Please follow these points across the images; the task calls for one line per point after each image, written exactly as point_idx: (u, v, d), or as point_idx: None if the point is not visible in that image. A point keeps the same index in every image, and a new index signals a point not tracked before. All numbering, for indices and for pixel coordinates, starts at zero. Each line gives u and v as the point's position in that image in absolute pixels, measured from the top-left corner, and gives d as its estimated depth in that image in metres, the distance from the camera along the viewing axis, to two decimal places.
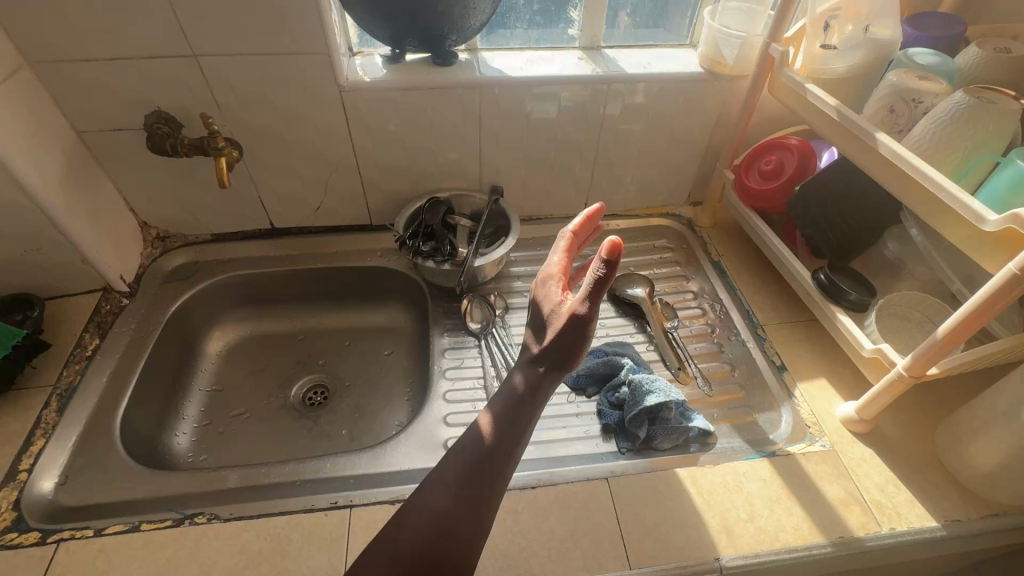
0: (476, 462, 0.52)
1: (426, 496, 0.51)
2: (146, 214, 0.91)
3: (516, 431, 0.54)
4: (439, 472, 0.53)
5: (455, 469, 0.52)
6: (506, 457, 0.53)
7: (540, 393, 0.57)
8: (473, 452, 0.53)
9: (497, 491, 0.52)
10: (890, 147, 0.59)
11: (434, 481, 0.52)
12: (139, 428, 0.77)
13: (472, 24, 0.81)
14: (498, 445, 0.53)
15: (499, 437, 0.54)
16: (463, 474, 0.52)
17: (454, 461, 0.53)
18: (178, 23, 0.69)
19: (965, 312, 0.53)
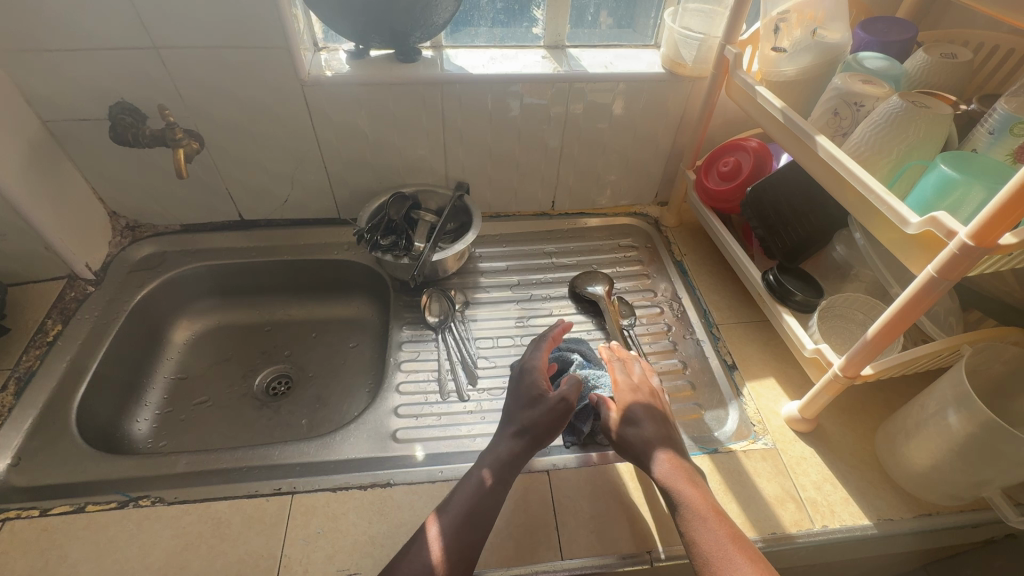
0: (464, 523, 0.56)
1: (417, 551, 0.53)
2: (115, 203, 0.93)
3: (499, 499, 0.58)
4: (429, 529, 0.56)
5: (445, 528, 0.55)
6: (490, 522, 0.57)
7: (523, 466, 0.61)
8: (461, 515, 0.56)
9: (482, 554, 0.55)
10: (827, 149, 0.60)
11: (425, 538, 0.55)
12: (98, 412, 0.78)
13: (436, 22, 0.82)
14: (485, 510, 0.57)
15: (485, 502, 0.58)
16: (454, 533, 0.55)
17: (444, 521, 0.56)
18: (137, 15, 0.70)
19: (889, 316, 0.54)
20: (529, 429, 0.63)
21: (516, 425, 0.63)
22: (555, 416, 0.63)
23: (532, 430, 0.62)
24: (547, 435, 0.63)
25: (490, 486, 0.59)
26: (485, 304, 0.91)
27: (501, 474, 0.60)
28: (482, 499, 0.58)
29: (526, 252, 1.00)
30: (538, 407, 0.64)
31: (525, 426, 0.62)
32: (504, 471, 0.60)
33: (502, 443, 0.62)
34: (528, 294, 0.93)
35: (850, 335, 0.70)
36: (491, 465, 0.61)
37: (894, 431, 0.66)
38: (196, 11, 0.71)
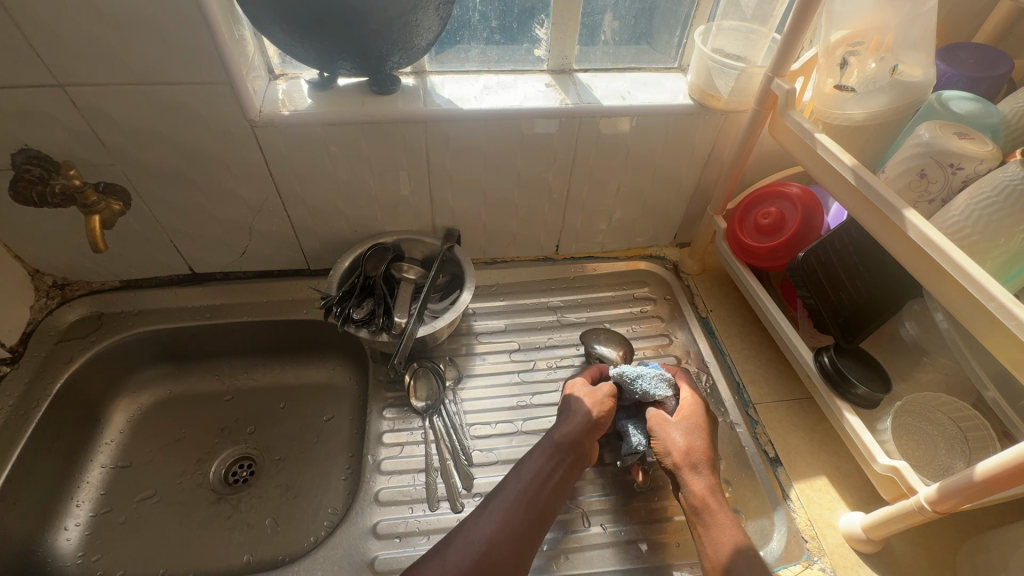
0: (520, 503, 0.58)
1: (473, 524, 0.57)
2: (35, 260, 0.78)
3: (555, 482, 0.61)
4: (487, 504, 0.59)
5: (500, 506, 0.58)
6: (547, 504, 0.59)
7: (582, 447, 0.64)
8: (516, 494, 0.59)
9: (539, 534, 0.57)
10: (922, 229, 0.46)
11: (481, 513, 0.58)
12: (11, 531, 0.65)
13: (418, 45, 0.67)
14: (542, 492, 0.60)
15: (542, 485, 0.60)
16: (507, 512, 0.58)
17: (500, 500, 0.59)
18: (30, 46, 0.55)
19: (1012, 459, 0.41)
20: (585, 414, 0.65)
21: (573, 408, 0.66)
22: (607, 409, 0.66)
23: (589, 413, 0.65)
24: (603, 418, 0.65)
25: (545, 470, 0.61)
26: (482, 377, 0.78)
27: (556, 455, 0.62)
28: (538, 483, 0.60)
29: (527, 307, 0.87)
30: (587, 399, 0.67)
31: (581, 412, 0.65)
32: (559, 452, 0.63)
33: (561, 423, 0.65)
34: (531, 361, 0.80)
35: (925, 439, 0.58)
36: (547, 447, 0.63)
37: (982, 563, 0.55)
38: (107, 40, 0.55)
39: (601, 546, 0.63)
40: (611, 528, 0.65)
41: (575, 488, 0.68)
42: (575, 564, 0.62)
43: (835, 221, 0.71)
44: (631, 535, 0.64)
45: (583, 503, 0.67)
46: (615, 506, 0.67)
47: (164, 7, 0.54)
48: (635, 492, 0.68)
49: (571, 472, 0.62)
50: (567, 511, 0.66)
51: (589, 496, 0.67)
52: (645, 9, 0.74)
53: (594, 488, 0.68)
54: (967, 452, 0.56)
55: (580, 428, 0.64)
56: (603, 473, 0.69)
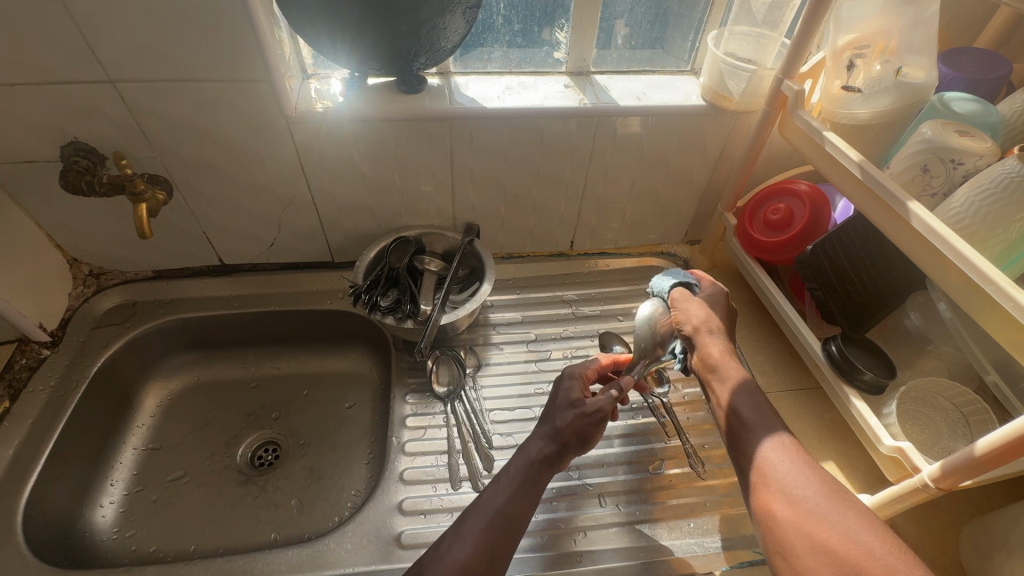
0: (494, 524, 0.54)
1: (447, 549, 0.52)
2: (75, 250, 0.81)
3: (527, 503, 0.56)
4: (459, 526, 0.54)
5: (474, 529, 0.53)
6: (518, 527, 0.55)
7: (554, 468, 0.59)
8: (489, 515, 0.54)
9: (512, 554, 0.53)
10: (925, 220, 0.49)
11: (455, 536, 0.53)
12: (53, 505, 0.68)
13: (444, 46, 0.71)
14: (516, 514, 0.55)
15: (515, 505, 0.55)
16: (482, 535, 0.53)
17: (473, 522, 0.54)
18: (87, 46, 0.59)
19: (1011, 434, 0.43)
20: (566, 429, 0.60)
21: (550, 423, 0.61)
22: (590, 430, 0.60)
23: (567, 428, 0.60)
24: (579, 440, 0.60)
25: (520, 489, 0.57)
26: (501, 366, 0.81)
27: (530, 474, 0.58)
28: (512, 504, 0.55)
29: (542, 300, 0.90)
30: (574, 410, 0.61)
31: (561, 426, 0.60)
32: (533, 474, 0.58)
33: (534, 440, 0.60)
34: (547, 352, 0.83)
35: (929, 424, 0.61)
36: (521, 464, 0.58)
37: (984, 542, 0.57)
38: (158, 39, 0.59)
39: (616, 525, 0.66)
40: (626, 509, 0.67)
41: (592, 471, 0.71)
42: (592, 542, 0.64)
43: (842, 216, 0.75)
44: (646, 516, 0.67)
45: (597, 485, 0.69)
46: (631, 489, 0.69)
47: (213, 9, 0.58)
48: (648, 475, 0.70)
49: (541, 493, 0.58)
50: (584, 492, 0.69)
51: (605, 479, 0.70)
52: (659, 15, 0.77)
53: (610, 471, 0.71)
54: (969, 435, 0.58)
55: (553, 448, 0.59)
56: (619, 456, 0.72)
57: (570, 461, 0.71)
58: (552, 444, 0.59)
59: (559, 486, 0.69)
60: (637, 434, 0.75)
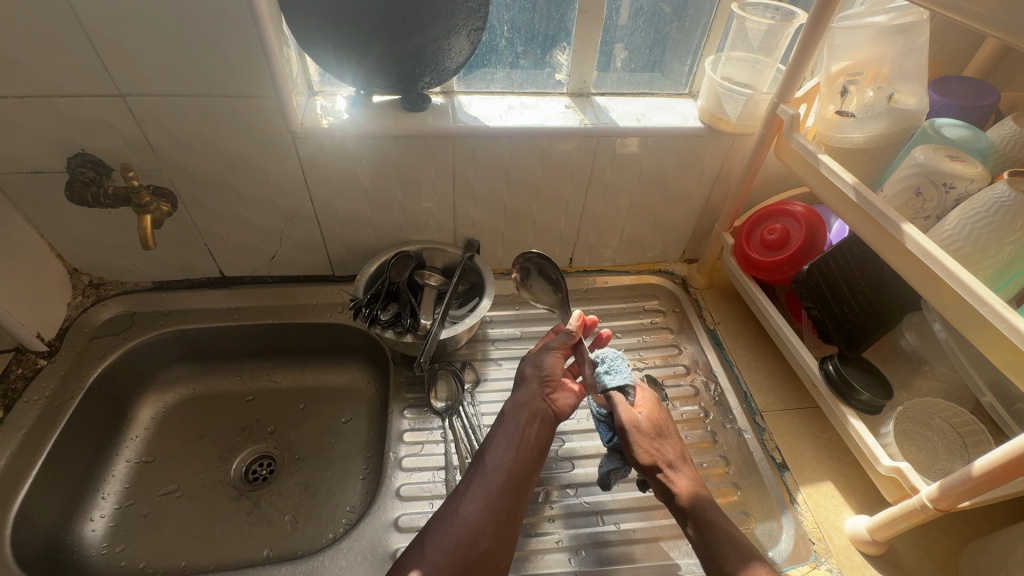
0: (489, 479, 0.59)
1: (449, 510, 0.57)
2: (75, 260, 0.81)
3: (524, 443, 0.62)
4: (458, 492, 0.59)
5: (471, 488, 0.59)
6: (516, 469, 0.61)
7: (538, 407, 0.65)
8: (484, 468, 0.60)
9: (514, 496, 0.59)
10: (917, 240, 0.50)
11: (455, 501, 0.58)
12: (42, 519, 0.67)
13: (449, 67, 0.73)
14: (510, 459, 0.61)
15: (506, 453, 0.61)
16: (481, 487, 0.59)
17: (469, 483, 0.59)
18: (100, 61, 0.60)
19: (1009, 455, 0.43)
20: (531, 375, 0.68)
21: (524, 375, 0.68)
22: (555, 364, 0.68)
23: (540, 373, 0.68)
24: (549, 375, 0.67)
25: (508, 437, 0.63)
26: (498, 382, 0.81)
27: (514, 420, 0.64)
28: (506, 452, 0.62)
29: (541, 316, 0.90)
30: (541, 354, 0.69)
31: (529, 372, 0.68)
32: (516, 415, 0.64)
33: (516, 391, 0.67)
34: None
35: (927, 444, 0.61)
36: (503, 418, 0.65)
37: (983, 564, 0.57)
38: (168, 56, 0.61)
39: (615, 544, 0.65)
40: (625, 528, 0.67)
41: (589, 490, 0.70)
42: (590, 562, 0.64)
43: (837, 237, 0.76)
44: (646, 535, 0.66)
45: (594, 503, 0.69)
46: (629, 507, 0.69)
47: (224, 28, 0.59)
48: (647, 493, 0.70)
49: (536, 432, 0.64)
50: (582, 511, 0.68)
51: (603, 498, 0.70)
52: (657, 40, 0.79)
53: (608, 490, 0.70)
54: (966, 456, 0.59)
55: (529, 391, 0.66)
56: (617, 474, 0.72)
57: (568, 478, 0.71)
58: (525, 387, 0.67)
59: (556, 504, 0.69)
60: None
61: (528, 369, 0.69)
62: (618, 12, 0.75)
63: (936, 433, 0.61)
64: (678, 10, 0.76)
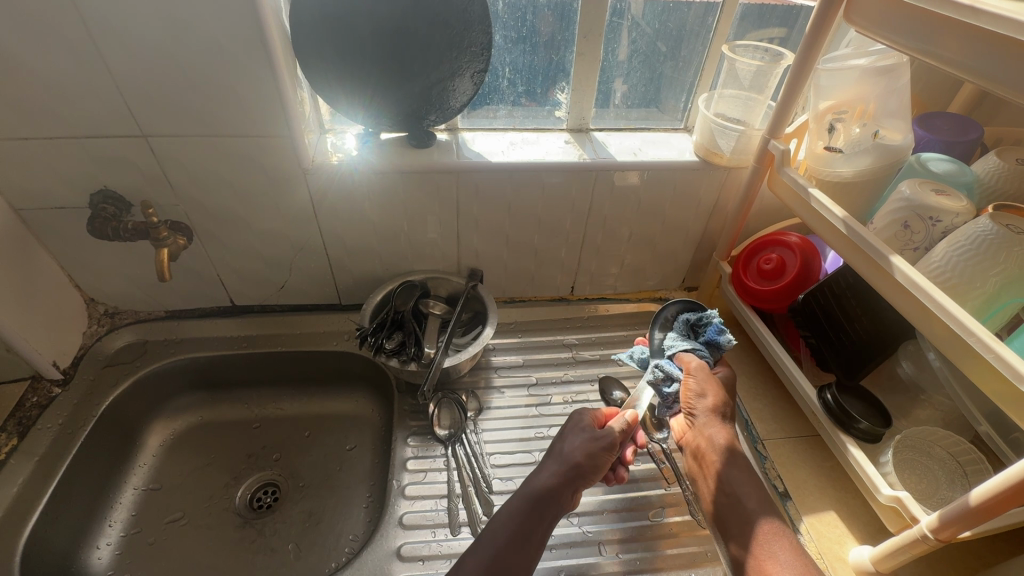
0: (491, 568, 0.55)
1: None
2: (92, 290, 0.84)
3: (531, 538, 0.59)
4: (455, 572, 0.54)
5: (469, 574, 0.54)
6: (519, 566, 0.56)
7: (561, 496, 0.62)
8: (488, 553, 0.56)
9: None
10: (907, 274, 0.52)
11: None
12: (50, 546, 0.68)
13: (453, 106, 0.76)
14: (515, 548, 0.57)
15: (513, 544, 0.57)
16: (480, 575, 0.54)
17: (468, 567, 0.55)
18: (126, 104, 0.64)
19: (1002, 484, 0.44)
20: (576, 465, 0.63)
21: (562, 459, 0.64)
22: (601, 458, 0.64)
23: (579, 460, 0.64)
24: (590, 467, 0.63)
25: (521, 523, 0.59)
26: (501, 410, 0.82)
27: (532, 507, 0.61)
28: (512, 540, 0.57)
29: (543, 344, 0.92)
30: (584, 436, 0.66)
31: (572, 456, 0.64)
32: (536, 504, 0.61)
33: (543, 474, 0.64)
34: (547, 396, 0.84)
35: (927, 472, 0.61)
36: (522, 501, 0.61)
37: None
38: (191, 100, 0.64)
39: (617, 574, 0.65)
40: (627, 557, 0.67)
41: (590, 518, 0.70)
42: None
43: (832, 266, 0.78)
44: (648, 566, 0.66)
45: (596, 533, 0.69)
46: (632, 537, 0.69)
47: (243, 73, 0.63)
48: (648, 522, 0.70)
49: (543, 527, 0.60)
50: (584, 540, 0.68)
51: (604, 527, 0.70)
52: (653, 78, 0.83)
53: (609, 517, 0.70)
54: (966, 485, 0.59)
55: (561, 478, 0.63)
56: (618, 503, 0.72)
57: (569, 507, 0.71)
58: (559, 474, 0.63)
59: (557, 533, 0.68)
60: (636, 480, 0.75)
61: (569, 454, 0.64)
62: (615, 53, 0.79)
63: (936, 463, 0.62)
64: (672, 50, 0.80)
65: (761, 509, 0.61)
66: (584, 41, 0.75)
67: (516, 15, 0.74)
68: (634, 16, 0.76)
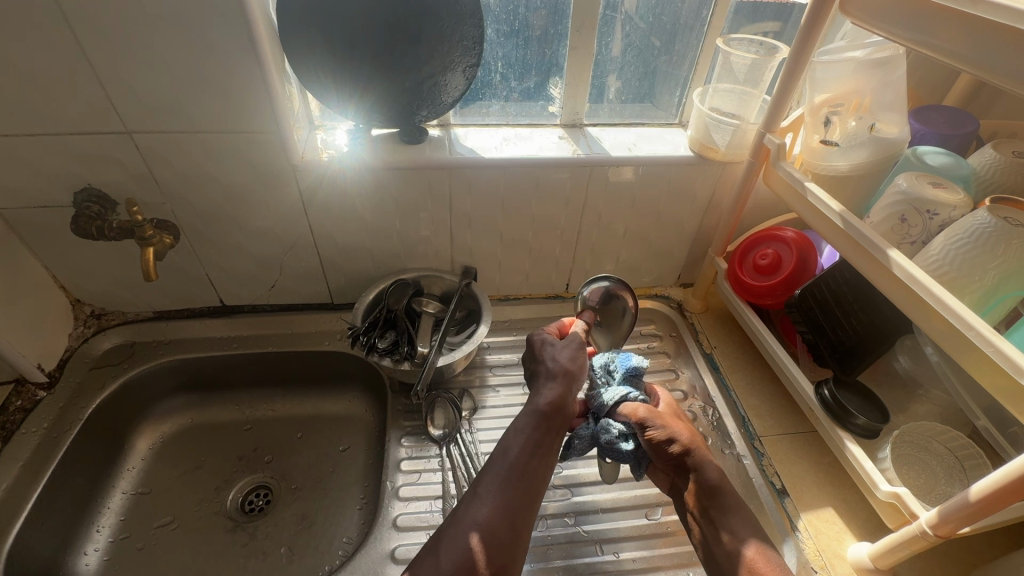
0: (509, 479, 0.56)
1: (465, 511, 0.53)
2: (78, 291, 0.83)
3: (544, 448, 0.59)
4: (475, 488, 0.56)
5: (490, 489, 0.55)
6: (536, 476, 0.57)
7: (564, 405, 0.62)
8: (504, 470, 0.56)
9: (533, 504, 0.56)
10: (904, 267, 0.51)
11: (472, 499, 0.55)
12: (36, 553, 0.67)
13: (445, 101, 0.75)
14: (531, 459, 0.58)
15: (528, 456, 0.58)
16: (500, 488, 0.55)
17: (488, 482, 0.56)
18: (109, 100, 0.62)
19: (1002, 479, 0.43)
20: (559, 370, 0.64)
21: (553, 368, 0.64)
22: (578, 359, 0.66)
23: (566, 368, 0.64)
24: (576, 369, 0.65)
25: (532, 437, 0.59)
26: (496, 409, 0.81)
27: (540, 423, 0.60)
28: (526, 455, 0.58)
29: None
30: (560, 348, 0.67)
31: (558, 365, 0.64)
32: (543, 415, 0.61)
33: (545, 387, 0.63)
34: None
35: (926, 468, 0.61)
36: (529, 413, 0.61)
37: None
38: (175, 95, 0.63)
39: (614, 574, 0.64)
40: (624, 557, 0.66)
41: (587, 517, 0.70)
42: None
43: (828, 261, 0.78)
44: (645, 565, 0.65)
45: (593, 532, 0.68)
46: (629, 536, 0.68)
47: (229, 67, 0.62)
48: (646, 521, 0.69)
49: (553, 438, 0.60)
50: (580, 540, 0.67)
51: (601, 526, 0.69)
52: (647, 73, 0.82)
53: (606, 517, 0.70)
54: (965, 480, 0.59)
55: (560, 387, 0.62)
56: (615, 502, 0.71)
57: (566, 506, 0.70)
58: (557, 384, 0.62)
59: (555, 533, 0.68)
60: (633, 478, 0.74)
61: (556, 363, 0.65)
62: (608, 47, 0.78)
63: (935, 459, 0.62)
64: (666, 44, 0.79)
65: (754, 535, 0.57)
66: (577, 35, 0.74)
67: (508, 9, 0.73)
68: (627, 10, 0.75)
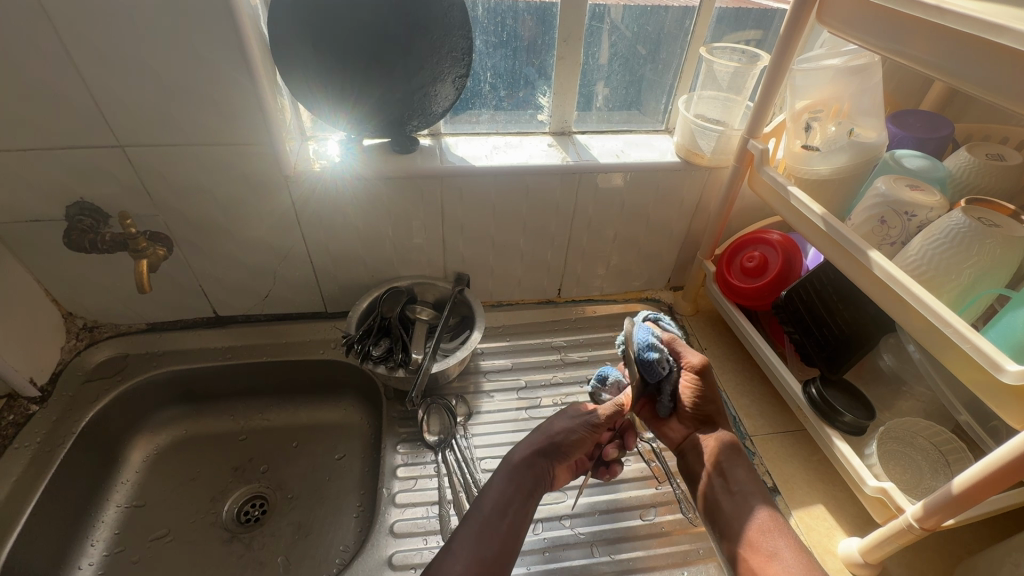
0: (482, 531, 0.56)
1: (440, 563, 0.53)
2: (70, 304, 0.83)
3: (517, 503, 0.60)
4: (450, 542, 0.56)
5: (463, 541, 0.55)
6: (511, 531, 0.58)
7: (540, 466, 0.64)
8: (476, 525, 0.57)
9: (507, 557, 0.55)
10: (884, 268, 0.53)
11: (447, 551, 0.54)
12: (28, 569, 0.66)
13: (435, 111, 0.76)
14: (503, 512, 0.59)
15: (499, 511, 0.59)
16: (474, 543, 0.55)
17: (461, 535, 0.56)
18: (102, 114, 0.63)
19: (982, 471, 0.44)
20: (554, 441, 0.66)
21: (536, 434, 0.67)
22: (578, 435, 0.66)
23: (555, 438, 0.66)
24: (568, 443, 0.66)
25: (505, 491, 0.61)
26: (491, 414, 0.82)
27: (513, 479, 0.62)
28: (499, 509, 0.59)
29: (532, 347, 0.92)
30: (566, 417, 0.69)
31: (548, 434, 0.67)
32: (517, 472, 0.63)
33: (518, 447, 0.66)
34: (536, 398, 0.84)
35: (911, 464, 0.62)
36: (502, 472, 0.63)
37: None
38: (168, 108, 0.64)
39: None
40: (620, 558, 0.67)
41: (583, 520, 0.70)
42: None
43: (813, 262, 0.79)
44: (642, 565, 0.66)
45: (589, 534, 0.69)
46: (625, 537, 0.69)
47: (221, 81, 0.62)
48: (640, 522, 0.70)
49: (529, 495, 0.61)
50: (577, 543, 0.68)
51: (596, 527, 0.70)
52: (634, 81, 0.84)
53: (601, 518, 0.70)
54: (950, 474, 0.60)
55: (544, 453, 0.65)
56: (611, 503, 0.72)
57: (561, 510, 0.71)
58: (534, 446, 0.65)
59: (550, 536, 0.68)
60: (626, 479, 0.75)
61: (549, 435, 0.67)
62: (595, 57, 0.80)
63: (920, 454, 0.63)
64: (652, 53, 0.81)
65: (764, 502, 0.62)
66: (563, 45, 0.76)
67: (496, 20, 0.74)
68: (613, 20, 0.76)
